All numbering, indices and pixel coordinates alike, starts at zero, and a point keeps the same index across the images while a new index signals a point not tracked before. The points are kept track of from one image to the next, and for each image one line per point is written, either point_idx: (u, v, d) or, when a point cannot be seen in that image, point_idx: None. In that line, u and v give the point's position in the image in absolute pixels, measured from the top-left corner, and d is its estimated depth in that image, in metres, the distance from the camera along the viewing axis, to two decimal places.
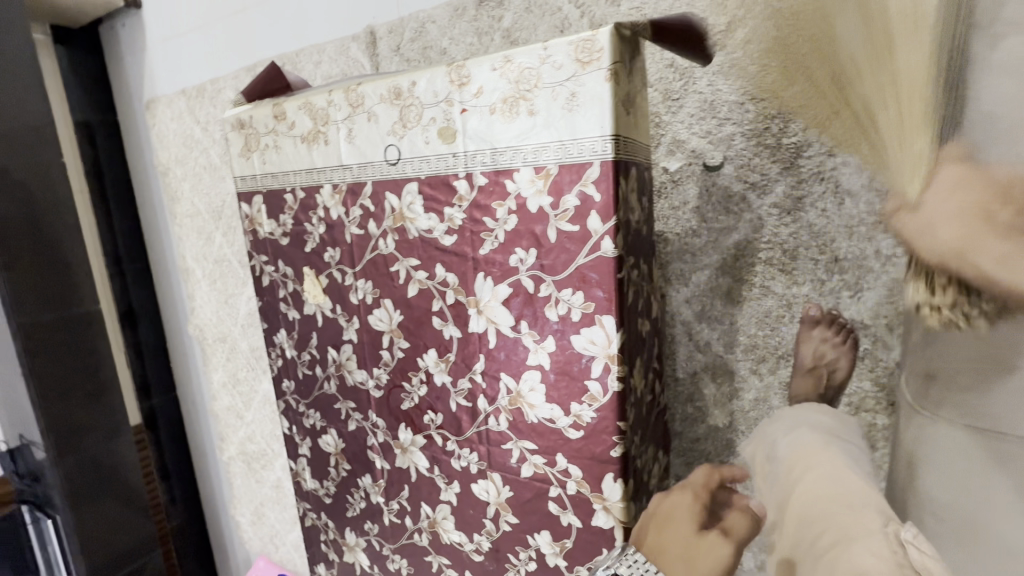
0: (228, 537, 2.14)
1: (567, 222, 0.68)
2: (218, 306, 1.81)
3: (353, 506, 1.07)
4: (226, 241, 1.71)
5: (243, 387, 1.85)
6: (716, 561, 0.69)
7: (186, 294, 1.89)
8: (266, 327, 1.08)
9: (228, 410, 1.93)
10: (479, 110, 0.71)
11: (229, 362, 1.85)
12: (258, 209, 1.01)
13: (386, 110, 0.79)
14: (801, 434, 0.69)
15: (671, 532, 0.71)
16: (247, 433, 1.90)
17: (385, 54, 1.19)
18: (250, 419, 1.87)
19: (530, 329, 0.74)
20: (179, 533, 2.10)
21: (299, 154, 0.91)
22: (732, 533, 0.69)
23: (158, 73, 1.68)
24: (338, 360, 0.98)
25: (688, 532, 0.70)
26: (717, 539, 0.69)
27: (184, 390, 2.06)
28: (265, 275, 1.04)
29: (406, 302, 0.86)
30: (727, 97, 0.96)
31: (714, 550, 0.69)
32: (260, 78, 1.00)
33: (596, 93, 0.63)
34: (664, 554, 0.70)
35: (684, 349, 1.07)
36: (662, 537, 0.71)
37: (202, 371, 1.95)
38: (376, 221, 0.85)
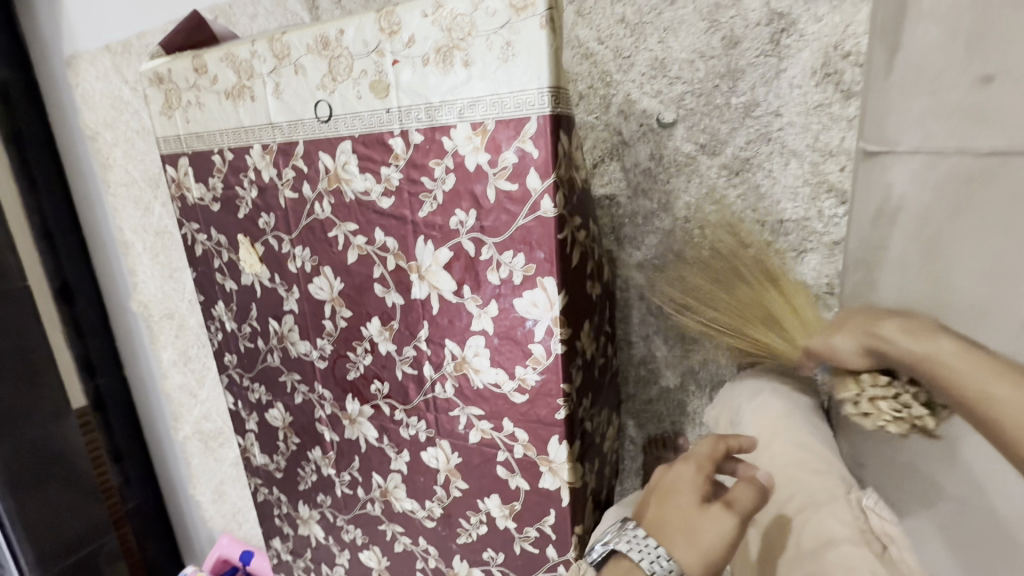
0: (188, 516, 2.09)
1: (506, 181, 0.66)
2: (163, 281, 1.72)
3: (305, 479, 1.05)
4: (166, 212, 1.61)
5: (194, 365, 1.78)
6: (720, 539, 0.57)
7: (126, 269, 1.78)
8: (203, 299, 1.02)
9: (180, 389, 1.86)
10: (412, 62, 0.67)
11: (178, 339, 1.77)
12: (185, 172, 0.93)
13: (315, 61, 0.73)
14: (766, 401, 0.76)
15: (673, 503, 0.60)
16: (202, 411, 1.84)
17: (325, 6, 1.10)
18: (204, 397, 1.81)
19: (472, 294, 0.72)
20: (138, 514, 2.03)
21: (225, 111, 0.84)
22: (736, 504, 0.59)
23: (77, 26, 1.53)
24: (280, 332, 0.94)
25: (690, 505, 0.59)
26: (721, 511, 0.58)
27: (133, 368, 1.95)
28: (198, 244, 0.98)
29: (347, 269, 0.82)
30: (677, 54, 0.93)
31: (716, 527, 0.57)
32: (181, 29, 0.92)
33: (532, 41, 0.59)
34: (663, 528, 0.58)
35: (636, 313, 1.07)
36: (664, 509, 0.60)
37: (150, 350, 1.87)
38: (311, 183, 0.80)
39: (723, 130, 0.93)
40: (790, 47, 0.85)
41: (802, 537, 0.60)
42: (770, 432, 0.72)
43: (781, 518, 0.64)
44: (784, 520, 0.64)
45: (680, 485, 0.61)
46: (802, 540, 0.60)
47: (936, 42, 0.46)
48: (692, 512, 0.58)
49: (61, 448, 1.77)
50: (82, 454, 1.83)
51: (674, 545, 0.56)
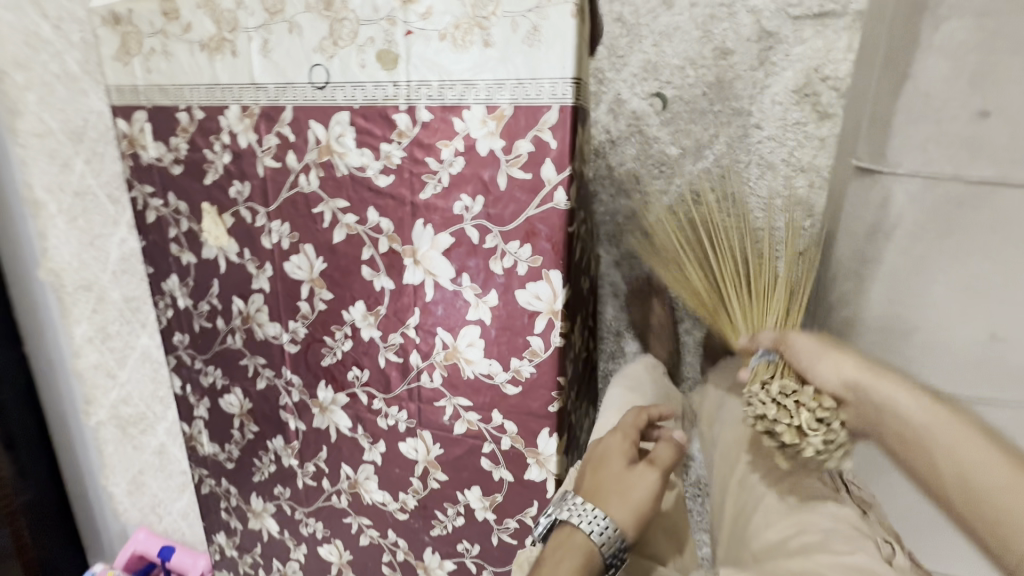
0: (98, 510, 1.86)
1: (519, 169, 0.64)
2: (81, 248, 1.51)
3: (261, 470, 0.98)
4: (90, 171, 1.42)
5: (115, 343, 1.60)
6: (648, 492, 0.66)
7: (33, 230, 1.48)
8: (152, 272, 0.92)
9: (95, 370, 1.63)
10: (427, 35, 0.63)
11: (97, 314, 1.58)
12: (141, 128, 0.83)
13: (313, 21, 0.68)
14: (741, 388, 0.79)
15: (606, 475, 0.67)
16: (121, 394, 1.67)
17: None
18: (125, 380, 1.65)
19: (471, 282, 0.70)
20: (34, 511, 1.67)
21: (198, 65, 0.76)
22: (659, 462, 0.68)
23: None
24: (245, 312, 0.87)
25: (622, 467, 0.67)
26: (644, 468, 0.67)
27: (36, 341, 1.61)
28: (150, 210, 0.88)
29: (331, 249, 0.77)
30: (671, 59, 0.95)
31: (644, 480, 0.66)
32: None
33: (561, 30, 0.58)
34: (601, 492, 0.65)
35: (610, 309, 1.10)
36: (601, 476, 0.67)
37: (61, 325, 1.59)
38: (297, 153, 0.74)
39: (708, 135, 0.97)
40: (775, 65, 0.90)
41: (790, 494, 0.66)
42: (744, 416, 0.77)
43: (757, 485, 0.69)
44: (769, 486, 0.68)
45: (612, 460, 0.68)
46: (789, 498, 0.65)
47: (939, 76, 0.49)
48: (622, 469, 0.67)
49: None
50: None
51: (609, 502, 0.64)
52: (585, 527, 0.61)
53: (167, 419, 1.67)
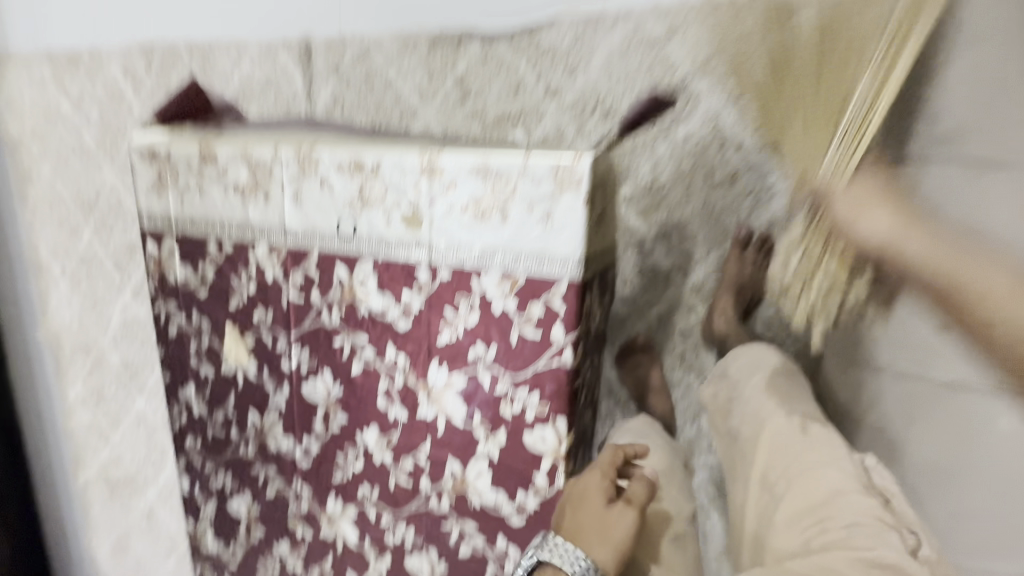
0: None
1: (530, 328, 0.70)
2: (79, 312, 1.45)
3: (265, 571, 1.00)
4: (97, 240, 1.40)
5: (108, 407, 1.49)
6: (626, 531, 0.67)
7: (36, 295, 1.50)
8: (169, 379, 0.96)
9: (87, 432, 1.54)
10: (450, 206, 0.70)
11: (92, 378, 1.48)
12: (171, 252, 0.89)
13: (344, 181, 0.74)
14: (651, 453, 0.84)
15: (586, 512, 0.67)
16: (111, 456, 1.52)
17: (321, 69, 1.27)
18: (116, 442, 1.50)
19: (482, 420, 0.75)
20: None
21: (231, 205, 0.82)
22: (634, 500, 0.70)
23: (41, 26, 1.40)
24: (259, 425, 0.91)
25: (599, 505, 0.68)
26: (622, 507, 0.69)
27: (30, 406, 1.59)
28: (172, 322, 0.92)
29: (349, 378, 0.82)
30: (659, 174, 1.06)
31: (622, 520, 0.67)
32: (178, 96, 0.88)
33: (572, 217, 0.65)
34: (582, 534, 0.66)
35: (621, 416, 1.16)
36: (578, 518, 0.67)
37: (55, 389, 1.54)
38: (321, 291, 0.80)
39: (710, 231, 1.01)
40: (771, 188, 0.99)
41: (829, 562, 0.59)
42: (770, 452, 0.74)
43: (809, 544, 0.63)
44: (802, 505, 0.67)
45: (591, 491, 0.69)
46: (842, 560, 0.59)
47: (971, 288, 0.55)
48: (602, 506, 0.68)
49: None
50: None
51: (590, 547, 0.65)
52: (567, 569, 0.63)
53: (154, 483, 1.47)
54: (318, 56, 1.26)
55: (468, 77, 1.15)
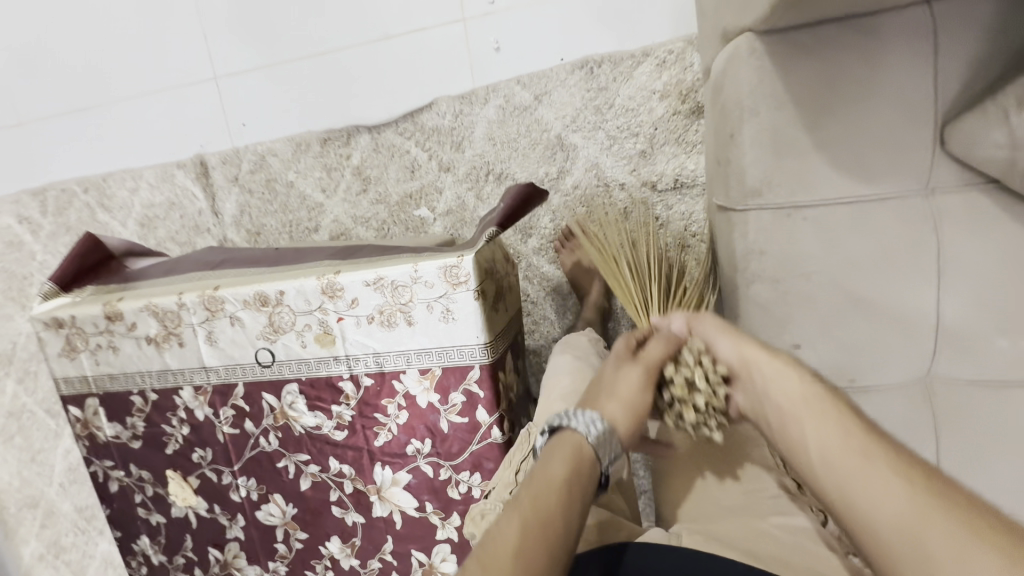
0: None
1: (457, 414, 0.74)
2: None
3: None
4: None
5: None
6: (634, 388, 0.63)
7: None
8: (121, 535, 0.95)
9: None
10: (357, 320, 0.74)
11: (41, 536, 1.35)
12: (95, 411, 0.88)
13: (253, 315, 0.77)
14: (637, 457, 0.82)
15: (597, 382, 0.64)
16: None
17: (220, 181, 1.29)
18: None
19: (434, 508, 0.79)
20: None
21: (147, 356, 0.83)
22: (645, 360, 0.65)
23: None
24: (222, 559, 0.90)
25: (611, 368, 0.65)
26: (631, 365, 0.64)
27: None
28: (112, 479, 0.91)
29: (300, 495, 0.83)
30: (560, 223, 1.13)
31: (627, 379, 0.63)
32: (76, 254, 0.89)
33: (468, 309, 0.70)
34: (591, 396, 0.62)
35: None
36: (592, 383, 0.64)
37: None
38: (254, 420, 0.82)
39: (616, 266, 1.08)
40: (658, 218, 1.08)
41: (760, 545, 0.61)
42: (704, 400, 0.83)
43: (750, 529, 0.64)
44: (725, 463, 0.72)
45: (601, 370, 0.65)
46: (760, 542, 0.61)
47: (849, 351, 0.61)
48: (613, 371, 0.64)
49: None
50: None
51: (596, 404, 0.61)
52: (575, 425, 0.58)
53: None
54: (216, 171, 1.28)
55: (365, 166, 1.20)
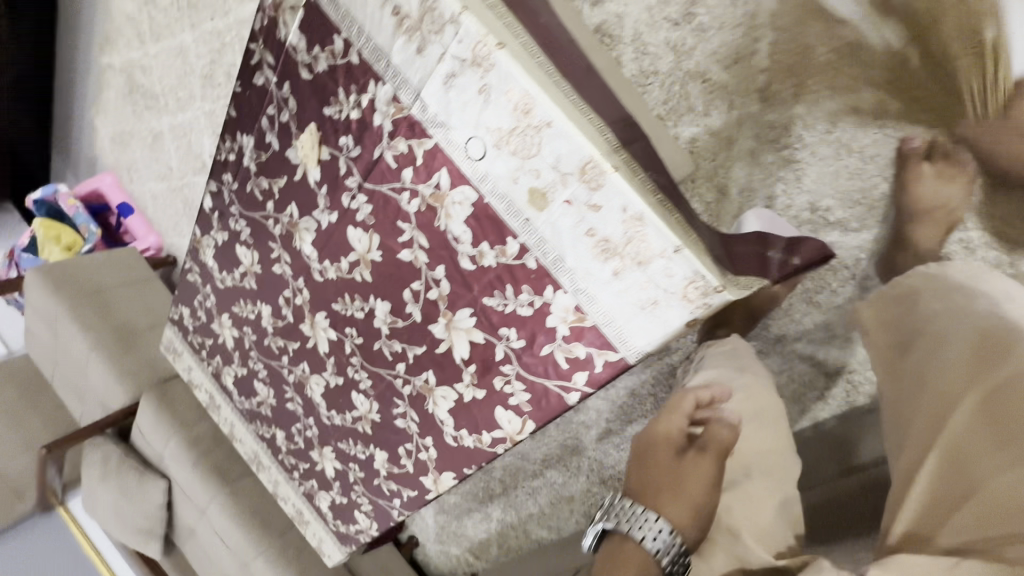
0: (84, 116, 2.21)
1: (564, 356, 0.72)
2: None
3: (240, 308, 1.13)
4: None
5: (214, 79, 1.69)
6: (702, 475, 0.80)
7: None
8: (233, 117, 0.92)
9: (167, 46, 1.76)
10: (580, 220, 0.64)
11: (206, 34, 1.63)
12: (293, 5, 0.76)
13: (505, 108, 0.64)
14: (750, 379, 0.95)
15: (661, 463, 0.82)
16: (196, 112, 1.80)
17: None
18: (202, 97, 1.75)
19: (473, 372, 0.82)
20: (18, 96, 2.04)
21: (381, 22, 0.69)
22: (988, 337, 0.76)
23: None
24: (294, 220, 0.93)
25: (669, 455, 0.83)
26: (699, 458, 0.81)
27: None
28: (260, 72, 0.84)
29: (392, 256, 0.83)
30: None
31: (697, 468, 0.80)
32: None
33: (669, 320, 0.63)
34: (653, 489, 0.79)
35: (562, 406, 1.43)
36: (662, 475, 0.81)
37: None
38: (415, 175, 0.75)
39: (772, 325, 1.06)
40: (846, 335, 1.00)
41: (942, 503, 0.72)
42: (967, 370, 0.76)
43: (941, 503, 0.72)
44: (973, 455, 0.72)
45: (665, 454, 0.83)
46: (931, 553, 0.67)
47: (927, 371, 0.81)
48: (678, 466, 0.81)
49: None
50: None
51: (665, 506, 0.76)
52: (646, 535, 0.73)
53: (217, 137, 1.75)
54: None
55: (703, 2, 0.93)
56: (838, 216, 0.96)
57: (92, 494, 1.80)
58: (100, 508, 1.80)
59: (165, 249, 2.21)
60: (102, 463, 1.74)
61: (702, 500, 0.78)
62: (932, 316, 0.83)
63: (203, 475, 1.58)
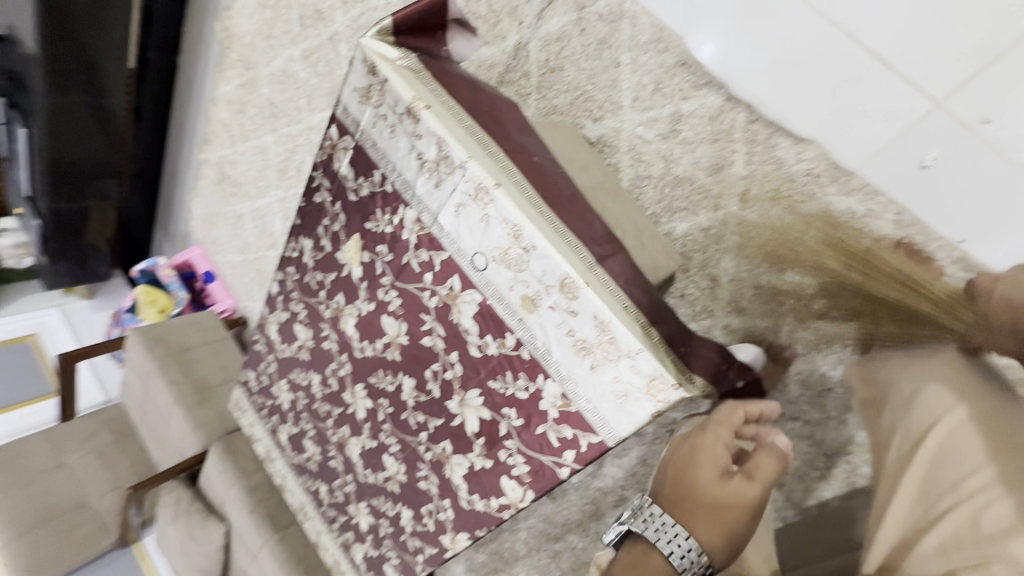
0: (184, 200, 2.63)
1: (555, 436, 0.84)
2: (301, 64, 1.79)
3: (296, 375, 1.33)
4: (340, 7, 1.60)
5: (289, 174, 2.00)
6: (743, 499, 0.78)
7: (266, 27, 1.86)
8: (297, 224, 1.14)
9: (253, 144, 2.11)
10: (562, 322, 0.77)
11: (289, 136, 1.94)
12: (345, 147, 0.97)
13: (501, 232, 0.80)
14: None
15: (694, 480, 0.80)
16: (276, 199, 2.10)
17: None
18: (281, 188, 2.06)
19: (482, 444, 0.95)
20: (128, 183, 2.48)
21: (409, 163, 0.88)
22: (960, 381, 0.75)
23: None
24: (341, 306, 1.11)
25: (713, 475, 0.80)
26: (742, 482, 0.78)
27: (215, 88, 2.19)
28: (319, 193, 1.05)
29: (416, 342, 0.99)
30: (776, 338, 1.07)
31: (736, 494, 0.78)
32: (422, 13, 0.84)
33: (638, 411, 0.74)
34: (687, 502, 0.79)
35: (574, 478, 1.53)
36: (687, 490, 0.80)
37: (234, 88, 2.10)
38: (434, 279, 0.91)
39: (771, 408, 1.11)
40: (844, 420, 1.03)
41: (906, 538, 0.74)
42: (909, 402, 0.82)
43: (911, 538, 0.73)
44: (922, 481, 0.75)
45: (704, 464, 0.80)
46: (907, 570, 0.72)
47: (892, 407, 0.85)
48: (700, 477, 0.80)
49: (112, 107, 2.17)
50: (121, 106, 2.21)
51: (695, 525, 0.77)
52: (668, 549, 0.75)
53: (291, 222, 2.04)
54: None
55: (686, 120, 1.07)
56: None
57: (164, 533, 2.01)
58: (169, 547, 2.01)
59: (239, 311, 2.52)
60: (174, 504, 1.96)
61: (743, 525, 0.78)
62: (896, 372, 0.84)
63: (257, 521, 1.76)
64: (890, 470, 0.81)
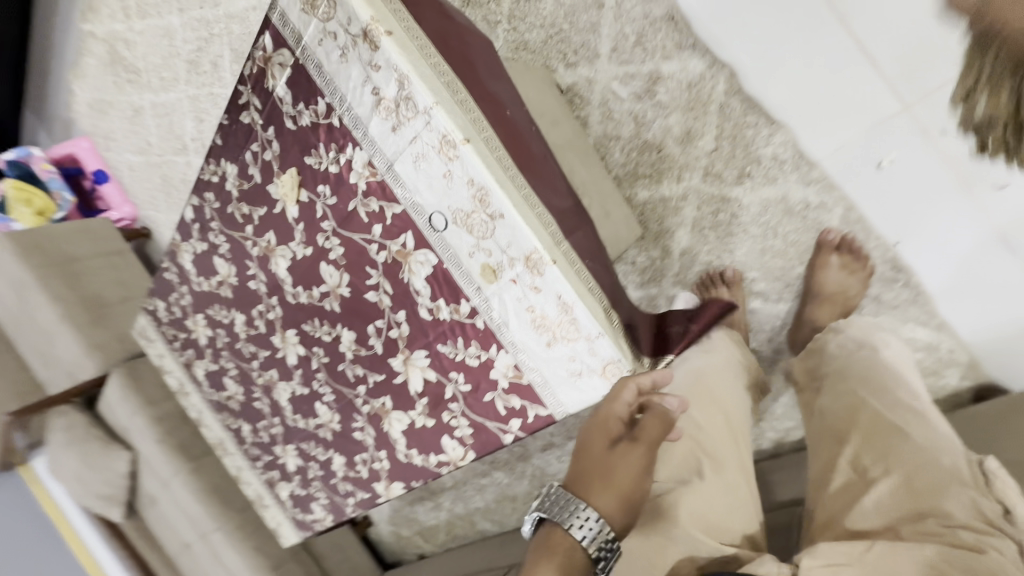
0: (62, 79, 2.18)
1: (502, 404, 0.84)
2: None
3: (215, 311, 1.20)
4: None
5: (203, 70, 1.71)
6: (632, 467, 0.71)
7: None
8: (218, 144, 0.97)
9: (155, 25, 1.76)
10: (523, 298, 0.74)
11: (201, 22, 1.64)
12: (280, 62, 0.82)
13: (465, 193, 0.72)
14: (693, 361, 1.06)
15: (587, 458, 0.72)
16: (186, 97, 1.80)
17: None
18: (191, 85, 1.76)
19: (424, 404, 0.93)
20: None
21: (362, 97, 0.76)
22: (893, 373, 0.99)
23: None
24: (271, 244, 0.99)
25: (604, 446, 0.73)
26: (630, 447, 0.72)
27: None
28: (246, 112, 0.90)
29: (359, 295, 0.91)
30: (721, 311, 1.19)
31: (625, 462, 0.72)
32: None
33: (589, 390, 0.76)
34: (595, 478, 0.70)
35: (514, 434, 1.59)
36: (583, 464, 0.72)
37: None
38: (383, 232, 0.83)
39: None
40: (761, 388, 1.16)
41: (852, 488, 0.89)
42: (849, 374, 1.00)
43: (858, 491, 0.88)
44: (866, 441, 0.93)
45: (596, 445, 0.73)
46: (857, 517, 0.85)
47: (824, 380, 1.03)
48: (601, 447, 0.72)
49: None
50: None
51: (594, 497, 0.67)
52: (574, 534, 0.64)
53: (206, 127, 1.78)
54: None
55: (662, 83, 1.09)
56: (760, 287, 1.14)
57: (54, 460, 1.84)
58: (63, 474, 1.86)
59: (140, 222, 2.22)
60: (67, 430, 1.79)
61: (631, 488, 0.71)
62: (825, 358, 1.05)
63: (166, 452, 1.64)
64: (818, 440, 0.98)
